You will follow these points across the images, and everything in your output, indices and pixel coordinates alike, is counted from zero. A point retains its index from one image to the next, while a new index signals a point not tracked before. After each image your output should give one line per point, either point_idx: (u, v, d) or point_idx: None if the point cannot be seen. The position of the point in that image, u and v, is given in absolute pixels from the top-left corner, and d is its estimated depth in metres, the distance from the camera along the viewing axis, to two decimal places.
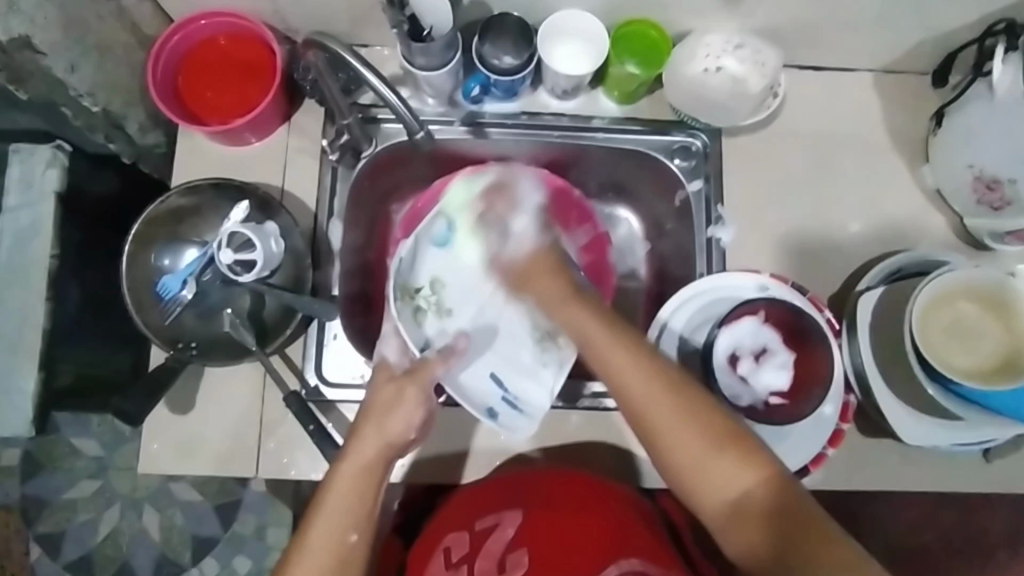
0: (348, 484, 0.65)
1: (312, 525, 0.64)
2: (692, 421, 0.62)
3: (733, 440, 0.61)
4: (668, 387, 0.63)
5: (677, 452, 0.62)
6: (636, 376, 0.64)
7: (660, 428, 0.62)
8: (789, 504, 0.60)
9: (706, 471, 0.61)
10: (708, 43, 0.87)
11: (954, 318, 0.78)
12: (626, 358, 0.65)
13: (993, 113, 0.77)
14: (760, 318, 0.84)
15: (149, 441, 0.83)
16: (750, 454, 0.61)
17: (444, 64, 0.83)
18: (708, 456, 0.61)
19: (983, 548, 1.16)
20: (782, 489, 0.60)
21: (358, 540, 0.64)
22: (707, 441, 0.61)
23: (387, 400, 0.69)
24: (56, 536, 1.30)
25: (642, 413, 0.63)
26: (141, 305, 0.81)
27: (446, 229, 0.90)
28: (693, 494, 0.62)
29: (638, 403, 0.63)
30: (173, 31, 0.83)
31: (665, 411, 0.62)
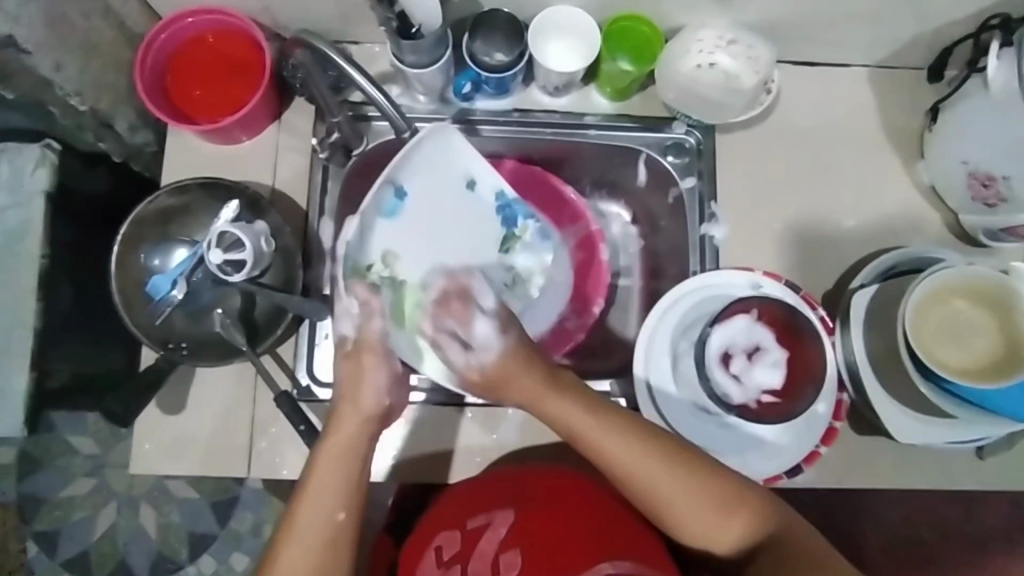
0: (328, 470, 0.66)
1: (298, 512, 0.65)
2: (696, 489, 0.65)
3: (735, 498, 0.66)
4: (672, 459, 0.66)
5: (688, 521, 0.66)
6: (636, 461, 0.65)
7: (667, 504, 0.65)
8: (784, 537, 0.66)
9: (715, 529, 0.66)
10: (700, 38, 0.86)
11: (948, 316, 0.77)
12: (622, 442, 0.66)
13: (988, 109, 0.76)
14: (753, 317, 0.84)
15: (140, 440, 0.83)
16: (749, 507, 0.66)
17: (434, 61, 0.82)
18: (717, 516, 0.66)
19: (978, 542, 1.16)
20: (774, 522, 0.66)
21: (345, 517, 0.65)
22: (712, 501, 0.65)
23: (351, 375, 0.68)
24: (53, 534, 1.30)
25: (648, 495, 0.66)
26: (131, 305, 0.81)
27: (395, 198, 0.86)
28: (705, 544, 0.68)
29: (647, 479, 0.65)
30: (160, 28, 0.82)
31: (659, 479, 0.65)
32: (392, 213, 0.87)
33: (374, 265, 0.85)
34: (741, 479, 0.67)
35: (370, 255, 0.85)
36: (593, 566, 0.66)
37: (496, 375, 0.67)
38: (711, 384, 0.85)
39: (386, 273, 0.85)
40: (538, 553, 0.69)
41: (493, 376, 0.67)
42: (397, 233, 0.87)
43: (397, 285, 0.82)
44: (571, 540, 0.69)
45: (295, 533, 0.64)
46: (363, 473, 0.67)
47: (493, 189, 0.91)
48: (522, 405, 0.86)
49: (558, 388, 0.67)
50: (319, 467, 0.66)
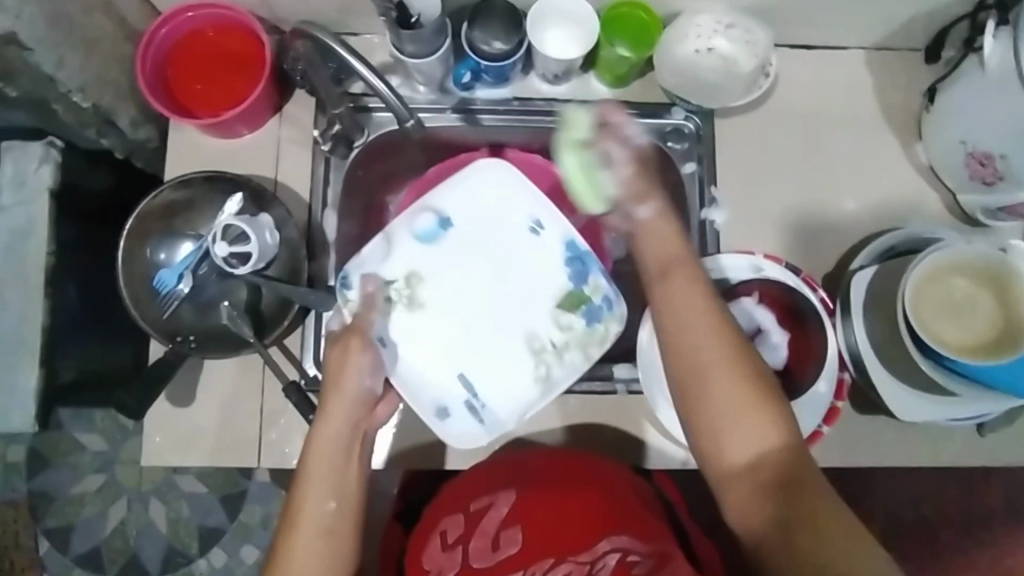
0: (325, 448, 0.67)
1: (292, 501, 0.66)
2: (734, 359, 0.62)
3: (769, 394, 0.62)
4: (723, 325, 0.64)
5: (718, 388, 0.62)
6: (692, 304, 0.64)
7: (702, 368, 0.63)
8: (803, 477, 0.61)
9: (735, 418, 0.61)
10: (698, 23, 0.86)
11: (947, 294, 0.78)
12: (686, 290, 0.65)
13: (986, 87, 0.76)
14: (754, 299, 0.88)
15: (151, 433, 0.84)
16: (781, 413, 0.62)
17: (434, 51, 0.83)
18: (743, 405, 0.62)
19: (981, 520, 1.17)
20: (798, 459, 0.61)
21: (337, 508, 0.66)
22: (749, 388, 0.62)
23: (338, 364, 0.70)
24: (65, 530, 1.31)
25: (687, 341, 0.64)
26: (139, 299, 0.82)
27: (435, 226, 0.85)
28: (711, 439, 0.63)
29: (694, 345, 0.63)
30: (160, 23, 0.82)
31: (705, 346, 0.63)
32: (428, 239, 0.85)
33: (394, 279, 0.84)
34: (779, 382, 0.63)
35: (394, 270, 0.85)
36: (594, 544, 0.68)
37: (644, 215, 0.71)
38: None
39: (404, 292, 0.85)
40: (539, 531, 0.70)
41: (647, 229, 0.70)
42: (429, 258, 0.85)
43: (413, 308, 0.85)
44: (573, 518, 0.71)
45: (302, 522, 0.65)
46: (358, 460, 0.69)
47: (559, 236, 0.85)
48: None
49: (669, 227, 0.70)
50: (317, 450, 0.67)
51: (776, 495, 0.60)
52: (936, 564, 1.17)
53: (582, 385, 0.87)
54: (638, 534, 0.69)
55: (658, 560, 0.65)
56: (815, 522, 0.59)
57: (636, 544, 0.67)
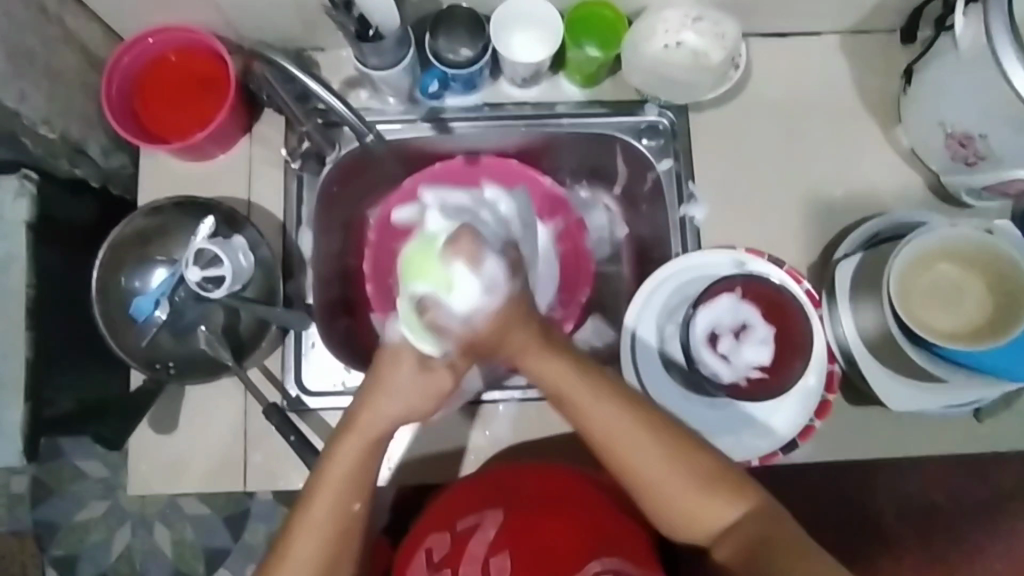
0: (349, 450, 0.64)
1: (314, 503, 0.64)
2: (672, 457, 0.64)
3: (714, 475, 0.64)
4: (648, 425, 0.64)
5: (668, 484, 0.63)
6: (607, 423, 0.64)
7: (644, 480, 0.64)
8: (776, 533, 0.62)
9: (695, 508, 0.63)
10: (665, 19, 0.85)
11: (932, 280, 0.77)
12: (597, 406, 0.64)
13: (960, 66, 0.75)
14: (738, 295, 0.83)
15: (136, 462, 0.84)
16: (732, 487, 0.64)
17: (398, 62, 0.82)
18: (698, 492, 0.63)
19: (993, 504, 1.15)
20: (767, 517, 0.63)
21: (360, 509, 0.65)
22: (696, 478, 0.64)
23: (390, 369, 0.64)
24: (71, 558, 1.31)
25: (618, 459, 0.64)
26: (116, 329, 0.81)
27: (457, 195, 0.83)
28: (681, 530, 0.65)
29: (623, 453, 0.64)
30: (122, 51, 0.82)
31: (640, 453, 0.63)
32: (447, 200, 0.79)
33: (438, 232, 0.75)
34: (722, 457, 0.65)
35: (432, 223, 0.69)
36: (583, 565, 0.67)
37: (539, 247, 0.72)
38: (699, 366, 0.83)
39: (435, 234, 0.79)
40: (528, 556, 0.69)
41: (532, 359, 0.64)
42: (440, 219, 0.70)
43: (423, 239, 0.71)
44: (563, 535, 0.70)
45: (313, 517, 0.64)
46: (379, 454, 0.65)
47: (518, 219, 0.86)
48: (512, 400, 0.86)
49: (551, 347, 0.64)
50: (339, 450, 0.64)
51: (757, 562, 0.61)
52: (949, 551, 1.14)
53: None
54: (628, 556, 0.68)
55: None
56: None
57: (627, 566, 0.67)
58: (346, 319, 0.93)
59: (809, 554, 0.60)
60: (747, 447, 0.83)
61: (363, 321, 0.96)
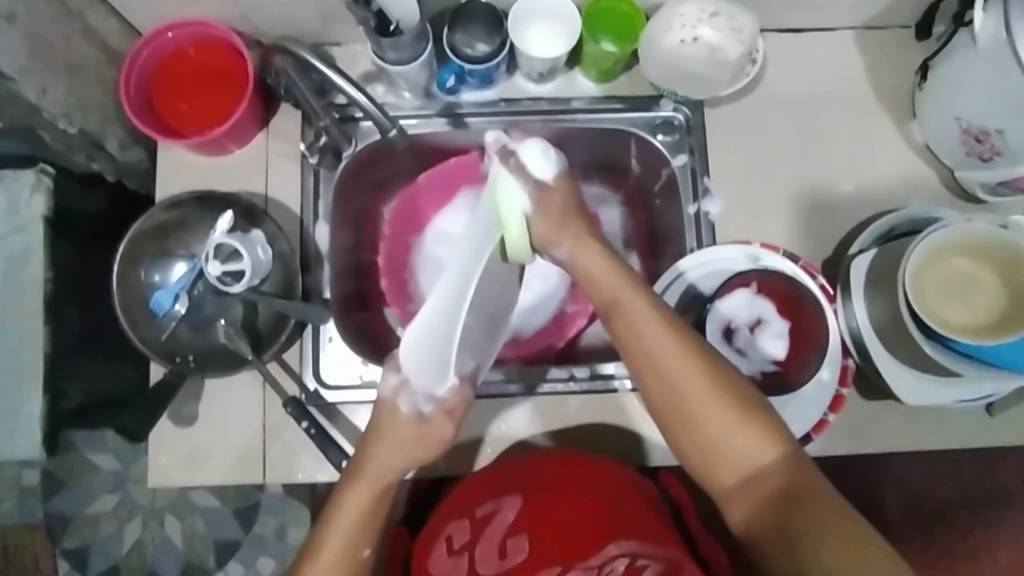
0: (358, 499, 0.65)
1: (325, 540, 0.65)
2: (714, 383, 0.63)
3: (755, 412, 0.63)
4: (698, 355, 0.64)
5: (697, 417, 0.63)
6: (659, 337, 0.63)
7: (682, 394, 0.63)
8: (803, 483, 0.61)
9: (726, 439, 0.63)
10: (682, 13, 0.84)
11: (949, 275, 0.77)
12: (649, 319, 0.64)
13: (978, 63, 0.75)
14: (753, 290, 0.86)
15: (156, 454, 0.84)
16: (769, 426, 0.63)
17: (416, 57, 0.82)
18: (733, 425, 0.62)
19: (998, 497, 1.16)
20: (795, 467, 0.62)
21: (371, 554, 0.66)
22: (735, 411, 0.62)
23: (386, 432, 0.65)
24: (83, 550, 1.31)
25: (665, 378, 0.63)
26: (136, 321, 0.82)
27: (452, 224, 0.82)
28: (706, 467, 0.64)
29: (669, 371, 0.63)
30: (141, 45, 0.82)
31: (687, 376, 0.63)
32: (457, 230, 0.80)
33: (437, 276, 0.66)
34: (766, 399, 0.64)
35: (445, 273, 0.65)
36: (602, 548, 0.68)
37: (559, 207, 0.65)
38: (716, 359, 0.86)
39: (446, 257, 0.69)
40: (545, 537, 0.70)
41: (583, 274, 0.67)
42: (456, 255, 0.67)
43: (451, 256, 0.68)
44: (583, 522, 0.71)
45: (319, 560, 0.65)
46: (388, 499, 0.67)
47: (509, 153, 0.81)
48: (527, 394, 0.87)
49: (599, 249, 0.67)
50: (348, 496, 0.65)
51: (775, 510, 0.61)
52: (956, 544, 1.15)
53: (582, 386, 0.87)
54: (648, 539, 0.69)
55: (667, 566, 0.65)
56: (818, 522, 0.59)
57: (642, 547, 0.67)
58: (362, 313, 0.94)
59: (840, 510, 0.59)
60: None
61: (377, 315, 0.96)
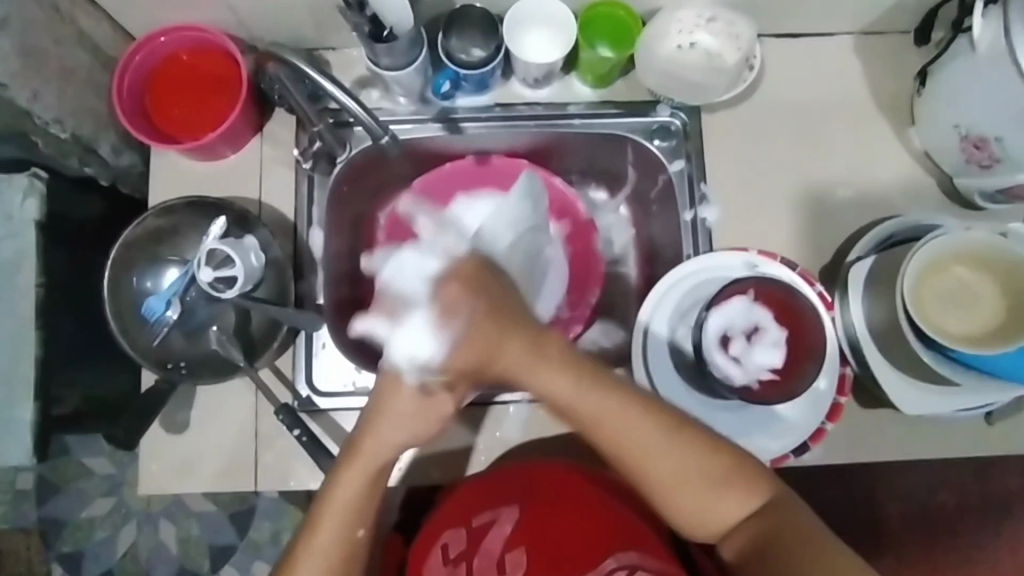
0: (352, 480, 0.64)
1: (318, 520, 0.64)
2: (688, 455, 0.62)
3: (726, 469, 0.62)
4: (672, 437, 0.62)
5: (681, 492, 0.63)
6: (624, 430, 0.62)
7: (660, 485, 0.62)
8: (788, 525, 0.61)
9: (709, 503, 0.63)
10: (680, 18, 0.84)
11: (948, 283, 0.76)
12: (606, 411, 0.62)
13: (977, 71, 0.74)
14: (750, 297, 0.83)
15: (147, 462, 0.84)
16: (749, 480, 0.63)
17: (411, 62, 0.82)
18: (714, 490, 0.62)
19: (998, 504, 1.15)
20: (778, 511, 0.62)
21: (365, 534, 0.65)
22: (713, 479, 0.62)
23: (387, 399, 0.64)
24: (77, 555, 1.30)
25: (640, 473, 0.62)
26: (127, 327, 0.81)
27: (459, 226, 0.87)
28: (691, 525, 0.64)
29: (641, 465, 0.62)
30: (134, 49, 0.82)
31: (660, 463, 0.62)
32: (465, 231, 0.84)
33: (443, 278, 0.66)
34: (744, 455, 0.64)
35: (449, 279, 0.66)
36: (600, 563, 0.67)
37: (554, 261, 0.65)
38: (711, 368, 0.83)
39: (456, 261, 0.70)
40: (544, 552, 0.70)
41: (542, 375, 0.62)
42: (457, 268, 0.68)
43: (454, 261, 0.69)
44: (581, 535, 0.70)
45: (310, 544, 0.64)
46: (385, 477, 0.65)
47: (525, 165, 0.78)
48: (523, 402, 0.86)
49: (542, 350, 0.62)
50: (342, 478, 0.64)
51: (765, 552, 0.61)
52: (954, 551, 1.14)
53: None
54: (646, 549, 0.69)
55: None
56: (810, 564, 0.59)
57: (644, 560, 0.67)
58: (356, 319, 0.93)
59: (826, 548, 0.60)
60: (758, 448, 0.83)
61: None
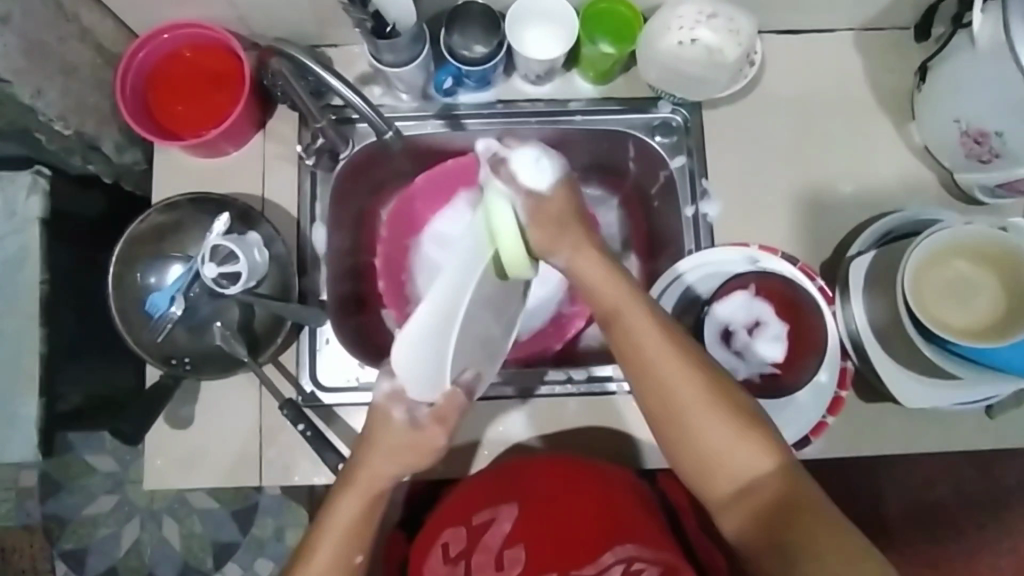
0: (349, 506, 0.65)
1: (317, 547, 0.66)
2: (712, 393, 0.63)
3: (750, 421, 0.63)
4: (701, 369, 0.64)
5: (701, 431, 0.63)
6: (658, 348, 0.64)
7: (681, 412, 0.63)
8: (798, 492, 0.61)
9: (724, 455, 0.63)
10: (680, 15, 0.84)
11: (948, 277, 0.77)
12: (646, 331, 0.64)
13: (977, 66, 0.75)
14: (751, 292, 0.85)
15: (152, 457, 0.84)
16: (767, 438, 0.63)
17: (413, 58, 0.82)
18: (731, 440, 0.63)
19: (998, 499, 1.15)
20: (791, 479, 0.62)
21: (363, 560, 0.67)
22: (734, 425, 0.63)
23: (380, 431, 0.64)
24: (81, 552, 1.31)
25: (661, 393, 0.64)
26: (132, 323, 0.81)
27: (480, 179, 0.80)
28: (701, 479, 0.64)
29: (665, 386, 0.64)
30: (137, 47, 0.82)
31: (686, 390, 0.63)
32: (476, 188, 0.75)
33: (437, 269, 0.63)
34: (766, 413, 0.65)
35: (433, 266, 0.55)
36: (597, 557, 0.68)
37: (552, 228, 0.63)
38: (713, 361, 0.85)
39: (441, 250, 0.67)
40: (541, 545, 0.70)
41: (586, 283, 0.67)
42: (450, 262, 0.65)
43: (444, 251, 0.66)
44: (578, 528, 0.71)
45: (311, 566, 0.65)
46: (381, 503, 0.66)
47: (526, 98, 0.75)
48: (525, 397, 0.87)
49: (604, 265, 0.67)
50: (338, 504, 0.66)
51: (770, 515, 0.61)
52: (956, 546, 1.15)
53: (581, 388, 0.86)
54: (645, 542, 0.69)
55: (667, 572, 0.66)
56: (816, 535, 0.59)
57: (642, 553, 0.68)
58: (359, 315, 0.93)
59: (835, 520, 0.59)
60: None
61: (374, 318, 0.95)
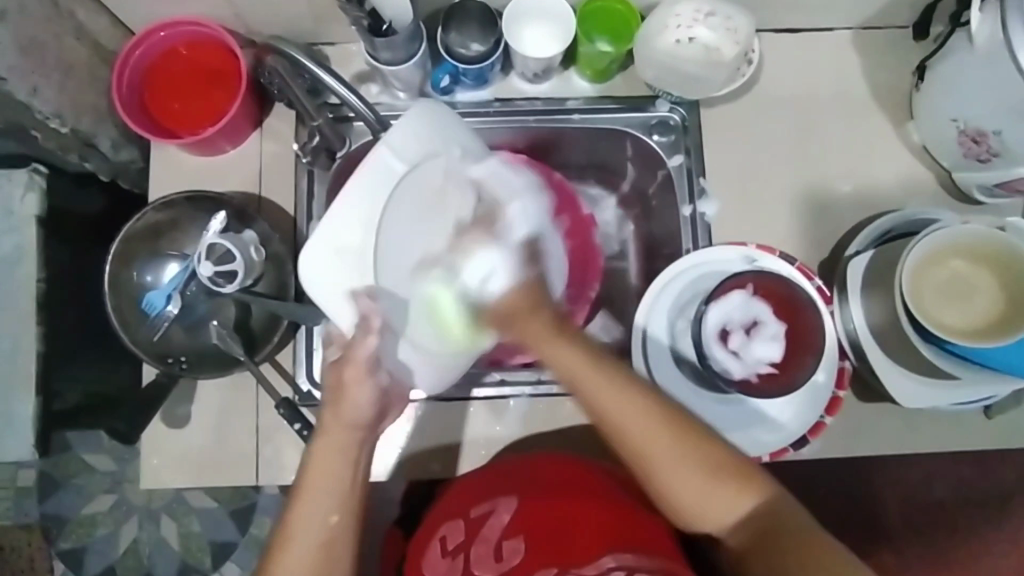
0: (318, 467, 0.64)
1: (294, 511, 0.64)
2: (677, 440, 0.62)
3: (724, 466, 0.63)
4: (662, 418, 0.62)
5: (675, 476, 0.62)
6: (623, 409, 0.62)
7: (653, 468, 0.62)
8: (785, 525, 0.62)
9: (703, 500, 0.63)
10: (678, 13, 0.83)
11: (944, 276, 0.77)
12: (604, 386, 0.62)
13: (975, 65, 0.74)
14: (749, 292, 0.83)
15: (148, 456, 0.84)
16: (745, 479, 0.63)
17: (411, 56, 0.82)
18: (705, 486, 0.62)
19: (999, 500, 1.15)
20: (776, 512, 0.62)
21: (338, 520, 0.64)
22: (706, 471, 0.62)
23: (334, 385, 0.65)
24: (79, 551, 1.31)
25: (627, 443, 0.62)
26: (129, 321, 0.81)
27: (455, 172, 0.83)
28: (685, 519, 0.65)
29: (629, 435, 0.62)
30: (134, 44, 0.82)
31: (653, 442, 0.62)
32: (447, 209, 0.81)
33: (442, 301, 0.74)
34: (741, 454, 0.64)
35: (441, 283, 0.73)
36: (596, 559, 0.66)
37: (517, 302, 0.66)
38: (710, 361, 0.83)
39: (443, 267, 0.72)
40: (540, 540, 0.70)
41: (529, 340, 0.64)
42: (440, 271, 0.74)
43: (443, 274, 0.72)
44: (578, 533, 0.69)
45: (294, 540, 0.64)
46: (353, 457, 0.65)
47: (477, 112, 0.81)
48: (523, 396, 0.86)
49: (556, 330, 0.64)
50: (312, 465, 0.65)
51: (759, 552, 0.62)
52: (954, 546, 1.15)
53: None
54: (644, 550, 0.66)
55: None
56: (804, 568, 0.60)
57: (642, 561, 0.64)
58: None
59: (819, 547, 0.61)
60: (758, 443, 0.83)
61: None
